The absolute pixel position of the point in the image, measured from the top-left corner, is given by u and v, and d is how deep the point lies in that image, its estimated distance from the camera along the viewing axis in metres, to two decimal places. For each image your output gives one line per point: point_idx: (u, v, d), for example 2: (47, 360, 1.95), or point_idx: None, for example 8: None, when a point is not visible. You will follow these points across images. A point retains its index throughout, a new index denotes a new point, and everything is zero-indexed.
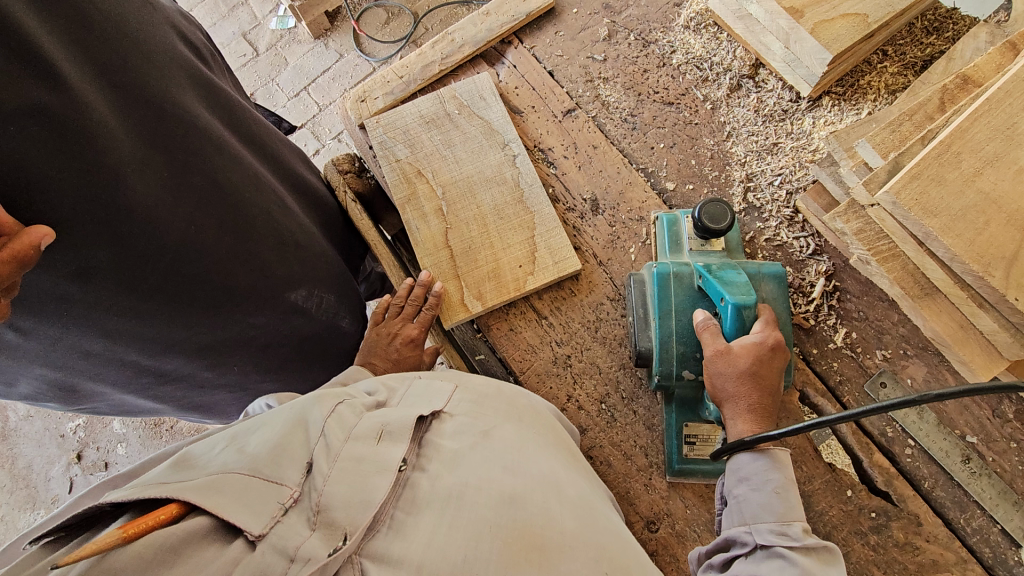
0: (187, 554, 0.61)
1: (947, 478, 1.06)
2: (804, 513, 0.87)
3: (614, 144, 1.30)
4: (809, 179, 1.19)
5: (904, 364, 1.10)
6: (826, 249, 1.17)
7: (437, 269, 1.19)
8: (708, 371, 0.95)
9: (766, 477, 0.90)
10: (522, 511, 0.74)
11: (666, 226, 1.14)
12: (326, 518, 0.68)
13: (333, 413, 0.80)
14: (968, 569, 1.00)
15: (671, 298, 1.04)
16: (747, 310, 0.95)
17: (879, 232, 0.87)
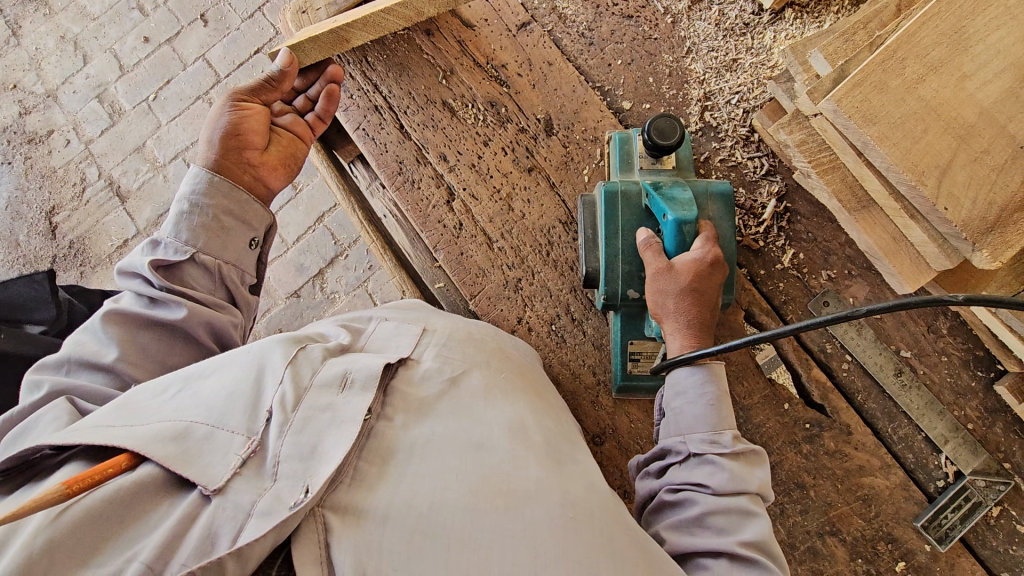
0: (140, 508, 0.64)
1: (880, 391, 1.10)
2: (735, 419, 0.90)
3: (570, 61, 1.25)
4: (766, 97, 1.16)
5: (847, 284, 1.13)
6: (780, 169, 1.17)
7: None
8: (651, 289, 0.96)
9: (702, 387, 0.91)
10: (488, 457, 0.73)
11: (618, 144, 1.11)
12: (288, 468, 0.68)
13: (293, 357, 0.79)
14: (890, 473, 1.07)
15: (618, 219, 1.03)
16: (688, 226, 0.95)
17: (820, 144, 0.86)
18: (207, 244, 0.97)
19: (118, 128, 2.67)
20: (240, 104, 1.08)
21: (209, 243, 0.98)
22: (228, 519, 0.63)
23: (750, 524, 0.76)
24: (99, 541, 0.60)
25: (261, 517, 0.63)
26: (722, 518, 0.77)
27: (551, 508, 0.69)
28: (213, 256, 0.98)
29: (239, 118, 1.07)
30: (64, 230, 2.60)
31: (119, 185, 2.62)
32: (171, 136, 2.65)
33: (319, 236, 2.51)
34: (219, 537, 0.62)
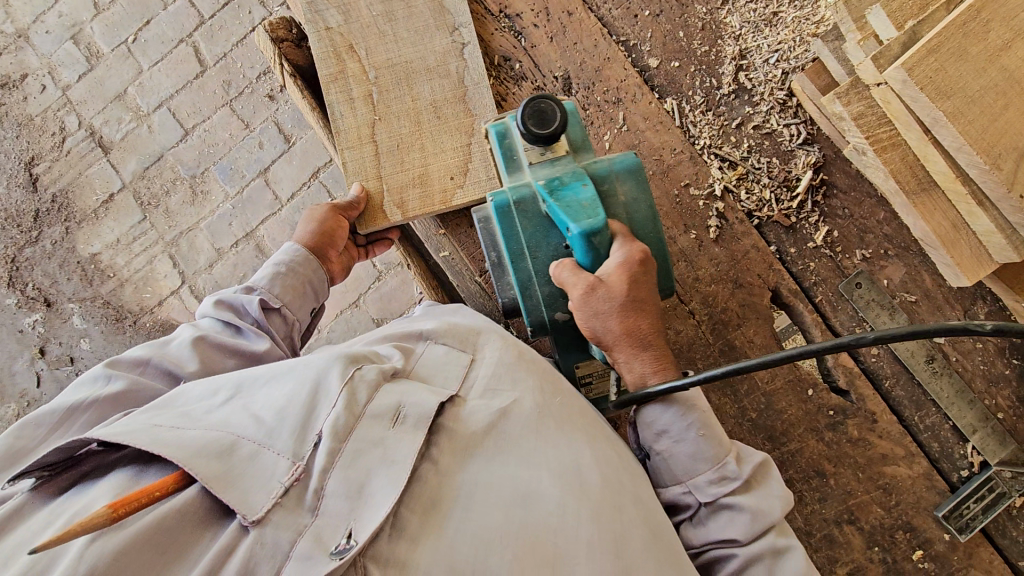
0: (181, 536, 0.62)
1: (908, 378, 1.05)
2: (725, 436, 0.88)
3: (592, 11, 1.12)
4: (809, 56, 1.06)
5: (883, 265, 1.06)
6: (818, 138, 1.07)
7: (361, 165, 1.07)
8: (585, 313, 0.86)
9: (685, 419, 0.87)
10: (537, 508, 0.72)
11: (497, 139, 1.00)
12: (332, 506, 0.66)
13: (348, 378, 0.76)
14: (914, 462, 1.03)
15: (519, 233, 0.93)
16: (596, 237, 0.87)
17: (880, 118, 0.82)
18: (289, 301, 1.03)
19: (96, 73, 2.50)
20: (323, 218, 1.07)
21: (291, 300, 1.04)
22: (265, 557, 0.61)
23: (786, 558, 0.80)
24: (146, 569, 0.59)
25: (303, 560, 0.60)
26: (760, 564, 0.80)
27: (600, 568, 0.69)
28: (293, 313, 1.04)
29: (323, 228, 1.07)
30: (46, 182, 2.48)
31: (101, 135, 2.48)
32: (154, 83, 2.48)
33: (314, 192, 2.39)
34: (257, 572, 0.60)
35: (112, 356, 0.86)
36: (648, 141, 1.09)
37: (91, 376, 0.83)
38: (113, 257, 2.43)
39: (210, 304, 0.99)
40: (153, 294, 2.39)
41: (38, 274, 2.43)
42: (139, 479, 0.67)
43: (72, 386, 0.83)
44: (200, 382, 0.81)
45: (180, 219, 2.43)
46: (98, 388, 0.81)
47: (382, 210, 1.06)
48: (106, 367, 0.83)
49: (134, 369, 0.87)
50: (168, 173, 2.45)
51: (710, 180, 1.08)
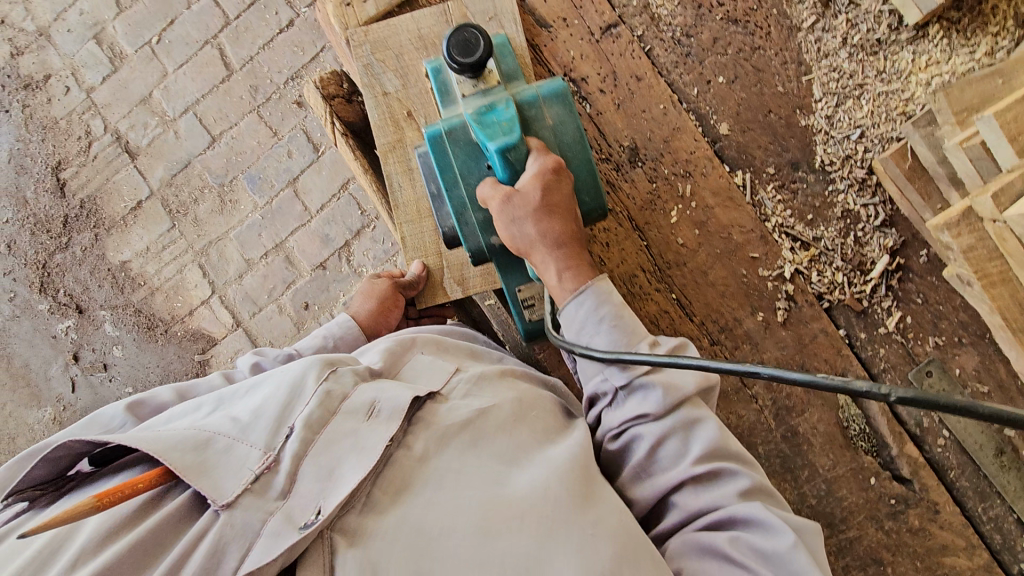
0: (160, 529, 0.65)
1: (974, 469, 1.04)
2: (639, 325, 0.82)
3: (662, 75, 1.07)
4: (895, 136, 1.01)
5: (955, 353, 1.03)
6: (897, 220, 1.03)
7: (420, 239, 1.05)
8: (501, 220, 0.85)
9: (611, 380, 0.81)
10: (506, 489, 0.71)
11: (431, 75, 0.95)
12: (302, 493, 0.68)
13: (324, 378, 0.79)
14: (976, 554, 1.02)
15: (450, 162, 0.89)
16: (511, 150, 0.84)
17: (991, 252, 0.91)
18: None
19: (121, 76, 2.44)
20: (381, 301, 1.05)
21: None
22: (235, 538, 0.64)
23: (701, 430, 0.75)
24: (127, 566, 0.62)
25: (271, 537, 0.63)
26: (708, 514, 0.73)
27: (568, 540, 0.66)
28: None
29: (379, 313, 1.05)
30: (73, 187, 2.45)
31: (128, 140, 2.44)
32: (180, 87, 2.42)
33: (344, 204, 2.36)
34: (228, 552, 0.63)
35: (139, 395, 0.89)
36: (716, 218, 1.05)
37: (110, 413, 0.86)
38: (143, 264, 2.43)
39: (247, 364, 0.99)
40: (184, 304, 2.40)
41: (69, 281, 2.43)
42: (127, 483, 0.71)
43: (84, 420, 0.86)
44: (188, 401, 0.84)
45: (209, 228, 2.41)
46: (114, 429, 0.85)
47: (441, 286, 1.05)
48: (127, 410, 0.87)
49: (155, 414, 0.90)
50: (196, 181, 2.41)
51: (780, 262, 1.05)
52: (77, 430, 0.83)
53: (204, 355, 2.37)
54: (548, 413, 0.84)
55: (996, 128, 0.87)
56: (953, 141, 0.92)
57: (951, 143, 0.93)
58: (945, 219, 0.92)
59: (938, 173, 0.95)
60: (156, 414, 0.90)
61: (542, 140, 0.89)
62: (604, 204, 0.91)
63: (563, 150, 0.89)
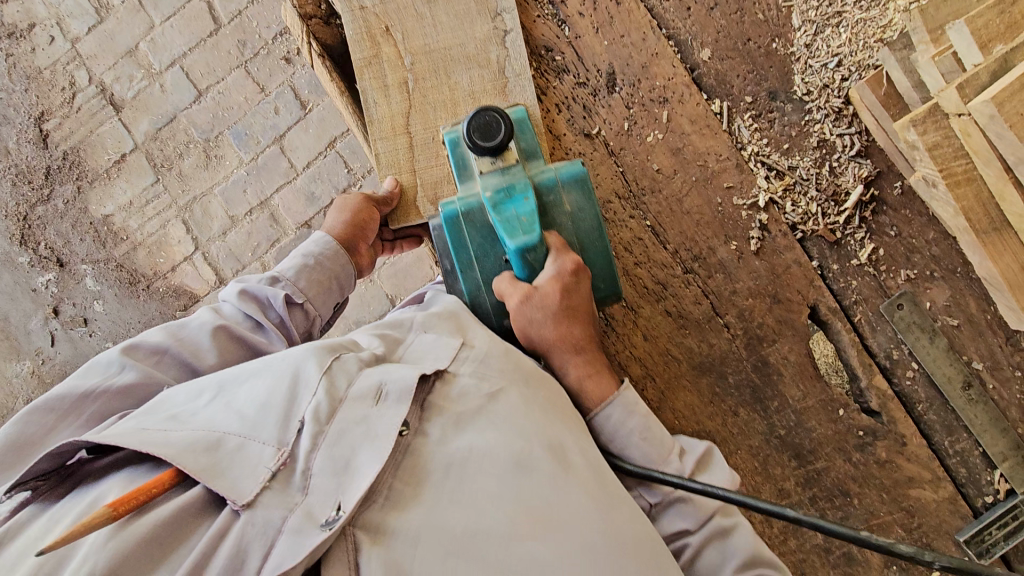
0: (180, 529, 0.64)
1: (942, 403, 1.03)
2: (667, 434, 0.88)
3: (641, 0, 1.06)
4: (872, 63, 1.00)
5: (927, 286, 1.03)
6: (873, 151, 1.02)
7: (395, 157, 1.04)
8: (519, 321, 0.87)
9: (625, 422, 0.86)
10: (530, 479, 0.73)
11: (449, 149, 0.93)
12: (320, 482, 0.67)
13: (327, 367, 0.75)
14: (939, 485, 1.02)
15: (466, 242, 0.91)
16: (531, 253, 0.87)
17: (958, 154, 0.92)
18: (310, 295, 0.99)
19: (107, 27, 2.41)
20: (355, 211, 1.05)
21: (314, 294, 1.00)
22: (258, 535, 0.63)
23: (736, 536, 0.82)
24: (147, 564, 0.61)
25: (294, 535, 0.62)
26: (675, 511, 0.85)
27: (593, 542, 0.70)
28: (315, 308, 1.00)
29: (353, 223, 1.05)
30: (56, 139, 2.42)
31: (112, 92, 2.41)
32: (166, 40, 2.39)
33: (330, 162, 2.34)
34: (249, 551, 0.62)
35: (132, 340, 0.86)
36: (693, 145, 1.05)
37: (107, 360, 0.84)
38: (125, 219, 2.40)
39: (234, 293, 0.95)
40: (167, 260, 2.37)
41: (50, 234, 2.41)
42: (131, 479, 0.69)
43: (81, 369, 0.84)
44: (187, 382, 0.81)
45: (193, 183, 2.38)
46: (112, 375, 0.83)
47: (414, 205, 1.04)
48: (122, 354, 0.84)
49: (152, 356, 0.87)
50: (181, 135, 2.38)
51: (755, 191, 1.04)
52: (76, 383, 0.81)
53: (186, 311, 2.36)
54: (556, 392, 0.85)
55: (966, 35, 0.89)
56: (924, 54, 0.93)
57: (924, 60, 0.93)
58: (911, 117, 0.91)
59: (913, 98, 0.96)
60: (152, 357, 0.87)
61: (561, 232, 0.91)
62: (618, 288, 0.94)
63: (582, 242, 0.92)
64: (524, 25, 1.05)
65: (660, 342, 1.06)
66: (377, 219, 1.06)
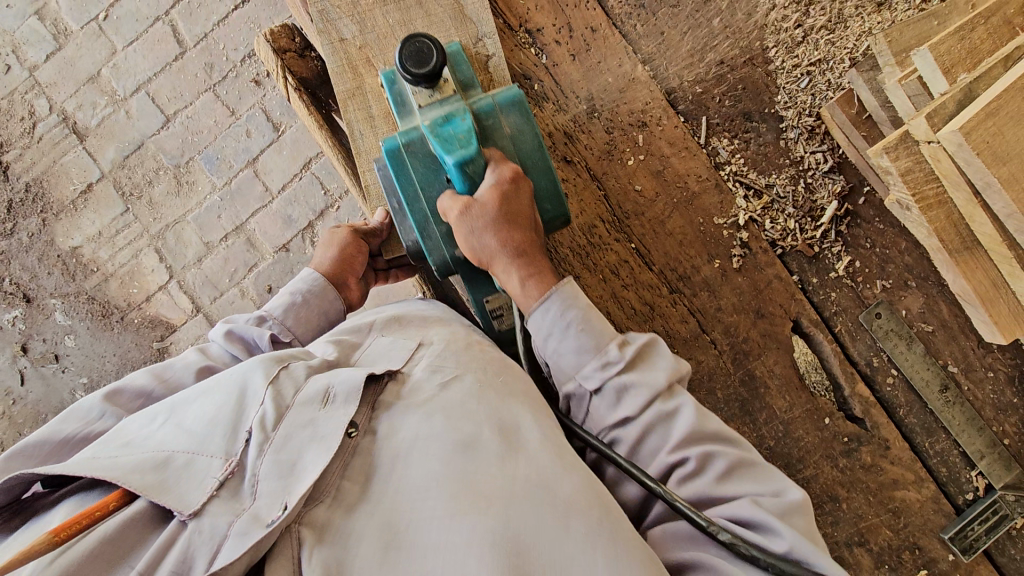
0: (127, 546, 0.62)
1: (921, 406, 1.07)
2: (607, 324, 0.86)
3: (617, 27, 1.08)
4: (843, 84, 1.03)
5: (902, 295, 1.07)
6: (844, 167, 1.06)
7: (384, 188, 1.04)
8: (462, 232, 0.85)
9: (562, 316, 0.84)
10: (473, 459, 0.71)
11: (385, 85, 0.92)
12: (267, 488, 0.67)
13: (275, 377, 0.78)
14: (923, 486, 1.06)
15: (410, 176, 0.89)
16: (470, 165, 0.85)
17: (927, 178, 0.95)
18: (302, 334, 0.99)
19: (67, 53, 2.34)
20: (342, 245, 1.05)
21: (305, 332, 0.99)
22: (204, 541, 0.63)
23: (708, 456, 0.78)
24: None
25: (239, 536, 0.62)
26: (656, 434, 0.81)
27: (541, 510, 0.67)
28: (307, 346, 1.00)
29: (340, 257, 1.05)
30: (18, 170, 2.34)
31: (75, 120, 2.34)
32: (130, 65, 2.34)
33: (306, 184, 2.31)
34: (195, 559, 0.61)
35: (116, 385, 0.84)
36: (672, 167, 1.07)
37: (85, 406, 0.82)
38: (95, 250, 2.33)
39: (220, 334, 0.94)
40: (140, 290, 2.31)
41: (16, 268, 2.32)
42: (78, 505, 0.68)
43: (58, 416, 0.81)
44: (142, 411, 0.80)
45: (164, 211, 2.32)
46: (91, 420, 0.80)
47: None
48: (104, 400, 0.82)
49: (136, 400, 0.85)
50: (150, 161, 2.33)
51: (735, 210, 1.06)
52: (52, 428, 0.78)
53: (163, 342, 2.30)
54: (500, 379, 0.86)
55: (930, 61, 0.93)
56: (891, 78, 0.97)
57: (891, 81, 0.97)
58: (884, 144, 0.94)
59: (881, 117, 0.99)
60: (135, 401, 0.85)
61: (499, 152, 0.89)
62: (565, 211, 0.93)
63: (522, 160, 0.90)
64: (507, 54, 1.06)
65: None
66: (365, 250, 1.07)
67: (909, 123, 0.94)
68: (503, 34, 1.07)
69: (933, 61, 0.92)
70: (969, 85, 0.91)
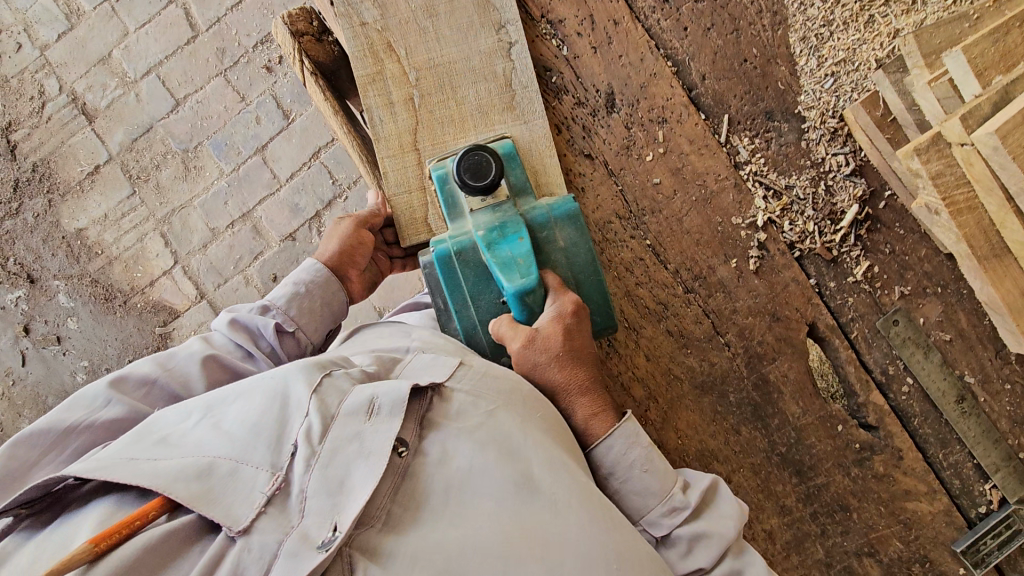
0: (173, 553, 0.63)
1: (936, 416, 1.05)
2: (670, 465, 0.85)
3: (638, 21, 1.05)
4: (869, 85, 1.01)
5: (920, 303, 1.05)
6: (867, 170, 1.04)
7: (403, 176, 1.02)
8: (521, 360, 0.87)
9: (627, 456, 0.84)
10: (531, 502, 0.71)
11: (437, 185, 0.96)
12: (315, 506, 0.65)
13: (319, 384, 0.75)
14: (935, 498, 1.04)
15: (461, 283, 0.92)
16: (529, 295, 0.87)
17: (957, 183, 0.95)
18: (306, 323, 0.99)
19: (78, 33, 2.33)
20: (344, 237, 1.04)
21: (309, 322, 0.99)
22: (254, 561, 0.61)
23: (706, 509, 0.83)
24: None
25: (288, 559, 0.60)
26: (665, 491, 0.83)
27: (597, 551, 0.68)
28: (310, 335, 1.00)
29: (344, 249, 1.04)
30: (25, 150, 2.33)
31: (84, 101, 2.32)
32: (141, 48, 2.32)
33: (315, 173, 2.29)
34: None
35: (120, 372, 0.83)
36: (691, 165, 1.05)
37: (92, 392, 0.80)
38: (100, 232, 2.32)
39: (223, 322, 0.93)
40: (145, 274, 2.30)
41: (20, 249, 2.31)
42: (118, 505, 0.67)
43: (65, 400, 0.80)
44: (172, 408, 0.78)
45: (172, 195, 2.31)
46: (97, 408, 0.79)
47: (427, 223, 1.02)
48: (109, 387, 0.81)
49: (141, 387, 0.84)
50: (158, 146, 2.31)
51: (754, 210, 1.05)
52: (60, 416, 0.77)
53: (165, 328, 2.29)
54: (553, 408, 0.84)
55: (963, 63, 0.92)
56: (921, 79, 0.95)
57: (919, 83, 0.95)
58: (915, 146, 0.93)
59: (907, 121, 0.98)
60: (141, 389, 0.84)
61: (555, 270, 0.92)
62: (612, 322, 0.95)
63: (574, 275, 0.93)
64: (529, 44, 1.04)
65: (661, 363, 1.06)
66: (368, 240, 1.06)
67: (941, 126, 0.94)
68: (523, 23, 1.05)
69: (965, 63, 0.92)
70: (1003, 89, 0.91)
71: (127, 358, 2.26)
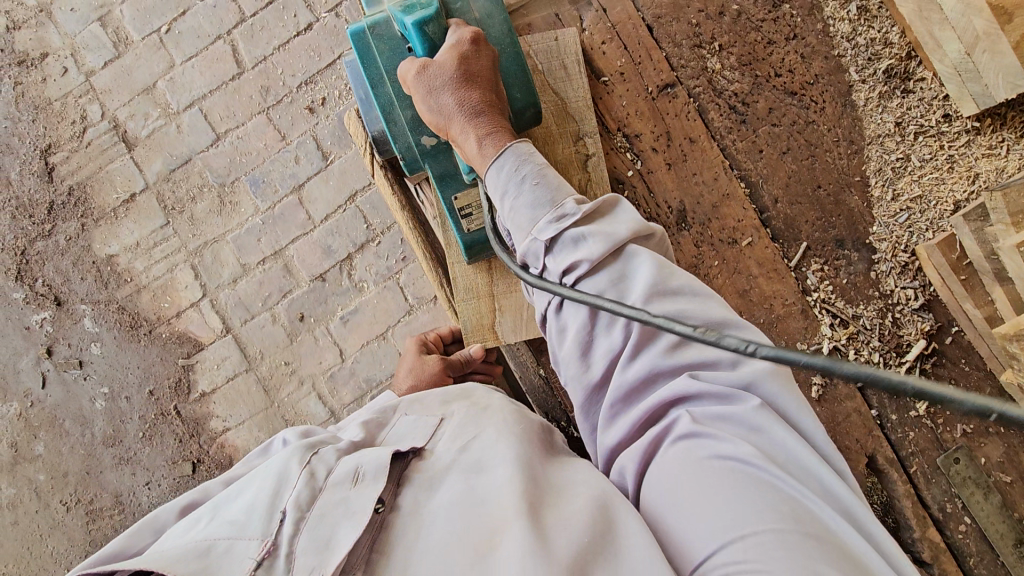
0: None
1: (993, 558, 1.03)
2: (563, 182, 0.78)
3: (715, 140, 1.05)
4: (944, 226, 1.02)
5: (982, 442, 1.04)
6: (935, 305, 1.03)
7: (472, 282, 1.05)
8: (420, 94, 0.85)
9: (541, 239, 0.76)
10: (488, 520, 0.67)
11: (370, 14, 0.94)
12: (300, 566, 0.63)
13: (307, 459, 0.75)
14: None
15: (374, 57, 0.92)
16: (430, 26, 0.86)
17: None
18: None
19: (125, 61, 2.33)
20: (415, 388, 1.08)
21: None
22: None
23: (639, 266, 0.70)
24: None
25: None
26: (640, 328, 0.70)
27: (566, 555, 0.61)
28: None
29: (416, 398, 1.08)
30: (62, 172, 2.31)
31: (126, 129, 2.32)
32: (186, 80, 2.32)
33: (349, 217, 2.24)
34: None
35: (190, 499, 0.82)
36: (759, 288, 1.04)
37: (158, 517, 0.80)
38: (131, 260, 2.28)
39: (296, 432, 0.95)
40: (172, 304, 2.25)
41: (49, 271, 2.28)
42: None
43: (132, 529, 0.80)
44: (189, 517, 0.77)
45: (205, 228, 2.27)
46: (164, 533, 0.78)
47: (490, 328, 1.05)
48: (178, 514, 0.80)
49: None
50: (195, 178, 2.29)
51: (819, 337, 1.04)
52: (127, 543, 0.77)
53: (188, 359, 2.23)
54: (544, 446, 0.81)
55: None
56: (1008, 242, 0.93)
57: (1008, 244, 0.94)
58: (1015, 330, 0.93)
59: (985, 267, 0.98)
60: None
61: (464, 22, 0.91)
62: (534, 99, 0.93)
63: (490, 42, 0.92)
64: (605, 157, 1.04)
65: None
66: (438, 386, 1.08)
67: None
68: (602, 136, 1.05)
69: None
70: None
71: (147, 388, 2.22)
